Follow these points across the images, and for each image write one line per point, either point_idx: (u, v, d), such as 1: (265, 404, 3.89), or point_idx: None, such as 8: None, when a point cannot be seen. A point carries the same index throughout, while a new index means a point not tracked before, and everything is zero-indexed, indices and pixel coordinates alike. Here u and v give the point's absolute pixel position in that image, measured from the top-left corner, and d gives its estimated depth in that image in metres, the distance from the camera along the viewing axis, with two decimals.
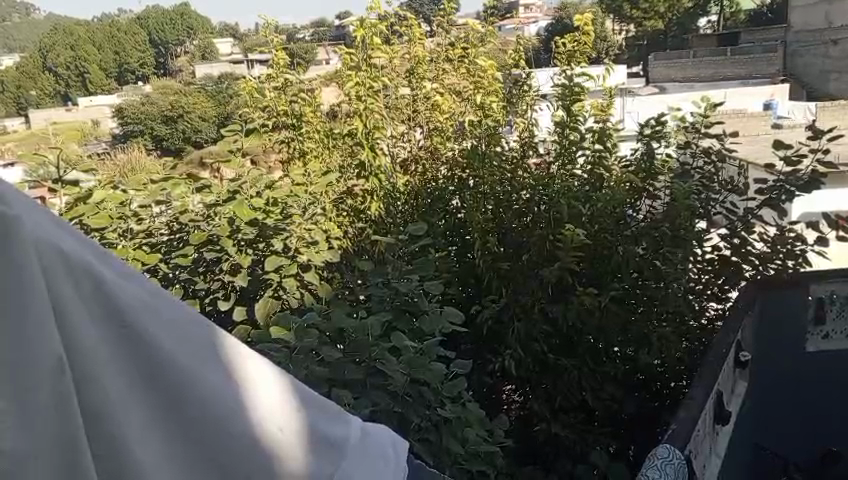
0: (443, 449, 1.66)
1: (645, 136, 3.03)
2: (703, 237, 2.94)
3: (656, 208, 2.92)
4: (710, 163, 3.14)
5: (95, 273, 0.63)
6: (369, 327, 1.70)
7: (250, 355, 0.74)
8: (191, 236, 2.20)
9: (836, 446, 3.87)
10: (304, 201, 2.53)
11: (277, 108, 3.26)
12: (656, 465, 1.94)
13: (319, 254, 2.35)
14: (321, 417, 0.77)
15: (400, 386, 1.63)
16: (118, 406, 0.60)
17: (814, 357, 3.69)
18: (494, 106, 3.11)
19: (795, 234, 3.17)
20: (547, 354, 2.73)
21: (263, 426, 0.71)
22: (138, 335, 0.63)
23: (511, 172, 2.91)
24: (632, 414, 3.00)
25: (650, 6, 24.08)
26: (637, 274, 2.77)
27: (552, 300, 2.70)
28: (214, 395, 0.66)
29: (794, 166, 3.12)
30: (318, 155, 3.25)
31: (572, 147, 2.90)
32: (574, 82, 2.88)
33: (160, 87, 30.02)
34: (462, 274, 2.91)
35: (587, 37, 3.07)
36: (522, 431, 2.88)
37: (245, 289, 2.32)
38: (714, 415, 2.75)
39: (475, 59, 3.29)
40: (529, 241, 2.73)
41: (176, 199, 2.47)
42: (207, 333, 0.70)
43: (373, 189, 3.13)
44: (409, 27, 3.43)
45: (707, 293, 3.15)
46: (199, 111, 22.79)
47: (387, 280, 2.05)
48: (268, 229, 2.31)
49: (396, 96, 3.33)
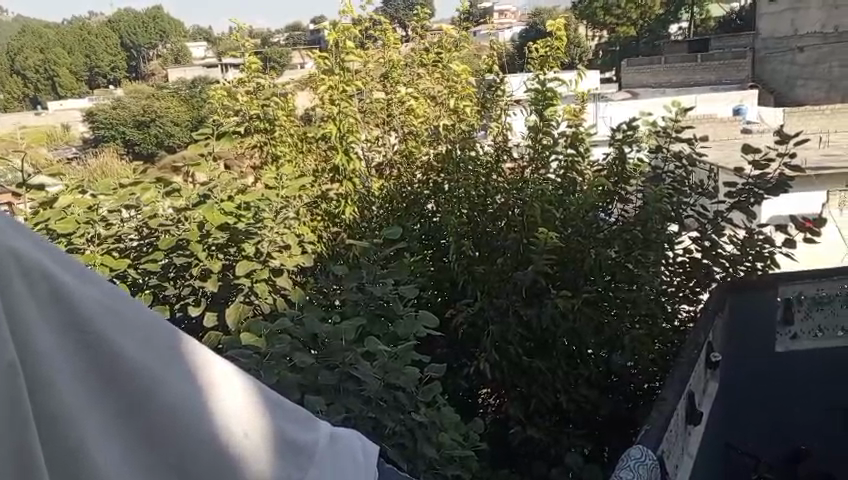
0: (417, 455, 1.67)
1: (617, 141, 3.08)
2: (674, 240, 2.98)
3: (628, 211, 2.97)
4: (681, 167, 3.17)
5: (51, 274, 0.61)
6: (343, 333, 1.69)
7: (217, 360, 0.73)
8: (159, 241, 2.15)
9: (805, 444, 3.96)
10: (276, 204, 2.52)
11: (251, 111, 3.23)
12: (628, 465, 1.95)
13: (292, 258, 2.33)
14: (290, 422, 0.77)
15: (374, 392, 1.62)
16: (76, 409, 0.59)
17: (784, 357, 3.75)
18: (468, 110, 3.23)
19: (763, 236, 3.22)
20: (521, 357, 2.70)
21: (228, 430, 0.70)
22: (98, 338, 0.62)
23: (486, 176, 2.92)
24: (606, 417, 3.01)
25: (623, 12, 24.39)
26: (610, 277, 2.79)
27: (527, 303, 2.68)
28: (178, 400, 0.65)
29: (762, 170, 3.19)
30: (291, 159, 3.24)
31: (546, 151, 2.97)
32: (548, 87, 2.92)
33: (136, 91, 29.67)
34: (438, 278, 2.92)
35: (560, 42, 3.09)
36: (497, 434, 2.87)
37: (215, 295, 2.30)
38: (686, 415, 2.77)
39: (449, 64, 3.34)
40: (505, 244, 2.70)
41: (145, 204, 2.41)
42: (171, 335, 0.69)
43: (348, 193, 3.12)
44: (384, 32, 3.44)
45: (679, 295, 3.20)
46: (171, 114, 22.51)
47: (361, 284, 2.03)
48: (239, 234, 2.28)
49: (371, 99, 3.35)
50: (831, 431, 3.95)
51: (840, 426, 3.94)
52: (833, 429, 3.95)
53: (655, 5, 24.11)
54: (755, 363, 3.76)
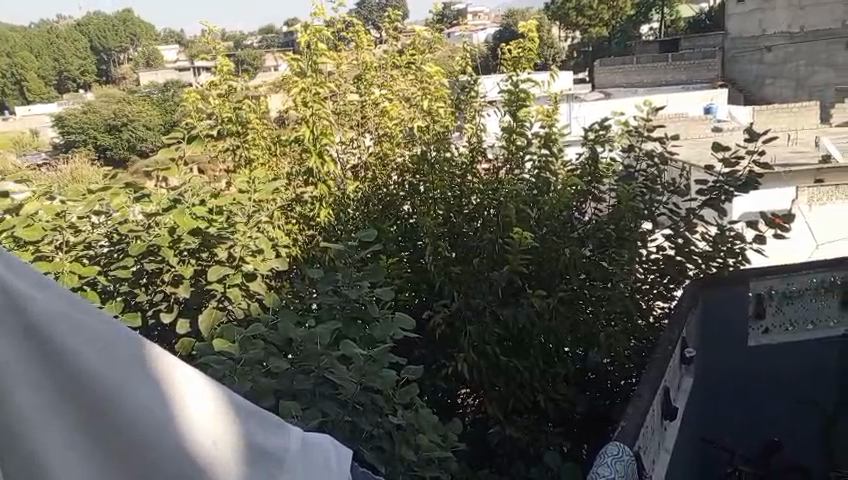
0: (395, 458, 1.66)
1: (590, 140, 3.13)
2: (645, 238, 3.04)
3: (601, 210, 3.02)
4: (653, 166, 3.22)
5: (7, 287, 0.61)
6: (318, 336, 1.66)
7: (185, 366, 0.73)
8: (129, 246, 2.10)
9: (778, 437, 4.04)
10: (249, 207, 2.52)
11: (222, 114, 3.19)
12: (605, 462, 1.96)
13: (264, 262, 2.31)
14: (262, 428, 0.76)
15: (351, 395, 1.61)
16: (33, 419, 0.60)
17: (756, 350, 3.81)
18: (442, 112, 3.22)
19: (734, 234, 3.25)
20: (499, 357, 2.68)
21: (194, 438, 0.69)
22: (55, 349, 0.62)
23: (461, 175, 2.99)
24: (584, 415, 3.03)
25: (596, 12, 24.62)
26: (585, 275, 2.81)
27: (503, 303, 2.68)
28: (138, 409, 0.65)
29: (732, 168, 3.21)
30: (264, 162, 3.23)
31: (519, 152, 3.00)
32: (521, 88, 2.96)
33: (106, 95, 29.17)
34: (415, 280, 2.90)
35: (532, 43, 3.10)
36: (477, 434, 2.88)
37: (187, 301, 2.27)
38: (662, 411, 2.80)
39: (421, 65, 3.36)
40: (481, 244, 2.71)
41: (116, 210, 2.39)
42: (135, 343, 0.68)
43: (323, 196, 3.11)
44: (356, 33, 3.44)
45: (653, 292, 3.23)
46: (142, 118, 22.18)
47: (337, 287, 2.02)
48: (211, 238, 2.25)
49: (345, 101, 3.35)
50: (802, 421, 4.03)
51: (812, 417, 4.02)
52: (804, 419, 4.03)
53: (627, 6, 24.38)
54: (729, 357, 3.82)
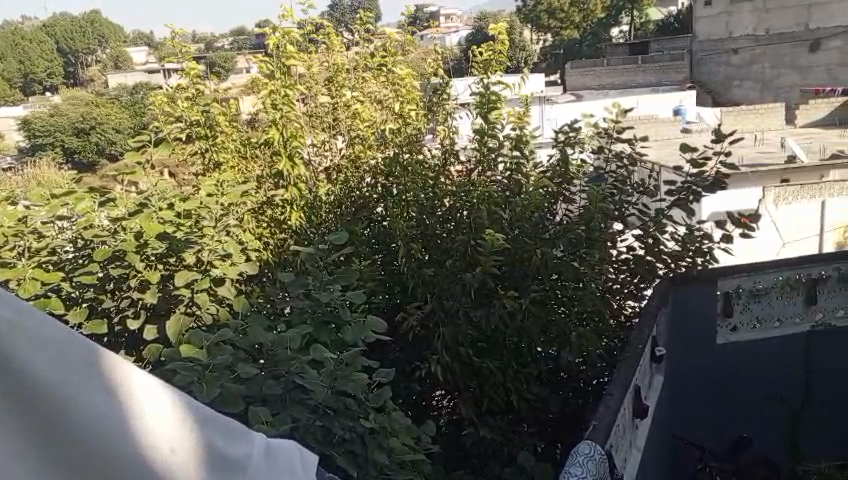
0: (368, 461, 1.65)
1: (560, 143, 3.16)
2: (614, 238, 3.10)
3: (572, 210, 3.06)
4: (622, 167, 3.28)
5: None
6: (288, 341, 1.66)
7: (142, 374, 0.72)
8: (93, 252, 2.05)
9: (747, 433, 4.10)
10: (217, 211, 2.48)
11: (191, 117, 3.14)
12: (577, 461, 1.97)
13: (233, 266, 2.27)
14: (222, 434, 0.76)
15: (322, 400, 1.60)
16: None
17: (724, 348, 3.87)
18: (413, 114, 3.25)
19: (702, 233, 3.31)
20: (472, 357, 2.66)
21: (151, 445, 0.69)
22: (4, 359, 0.62)
23: (434, 179, 2.95)
24: (558, 414, 3.05)
25: (566, 16, 24.88)
26: (557, 276, 2.82)
27: (476, 303, 2.62)
28: (92, 416, 0.65)
29: (700, 169, 3.25)
30: (233, 166, 3.19)
31: (490, 154, 3.00)
32: (491, 91, 2.94)
33: (73, 97, 28.58)
34: (388, 282, 2.86)
35: (502, 46, 3.10)
36: (451, 436, 2.89)
37: (155, 307, 2.24)
38: (633, 409, 2.84)
39: (393, 68, 3.39)
40: (452, 246, 2.66)
41: (80, 214, 2.33)
42: (90, 350, 0.68)
43: (293, 199, 3.08)
44: (327, 35, 3.47)
45: (624, 292, 3.27)
46: (110, 120, 21.74)
47: (308, 290, 1.98)
48: (178, 244, 2.22)
49: (315, 103, 3.40)
50: (771, 417, 4.11)
51: (779, 412, 4.11)
52: (771, 415, 4.11)
53: (598, 10, 24.70)
54: (698, 355, 3.88)
